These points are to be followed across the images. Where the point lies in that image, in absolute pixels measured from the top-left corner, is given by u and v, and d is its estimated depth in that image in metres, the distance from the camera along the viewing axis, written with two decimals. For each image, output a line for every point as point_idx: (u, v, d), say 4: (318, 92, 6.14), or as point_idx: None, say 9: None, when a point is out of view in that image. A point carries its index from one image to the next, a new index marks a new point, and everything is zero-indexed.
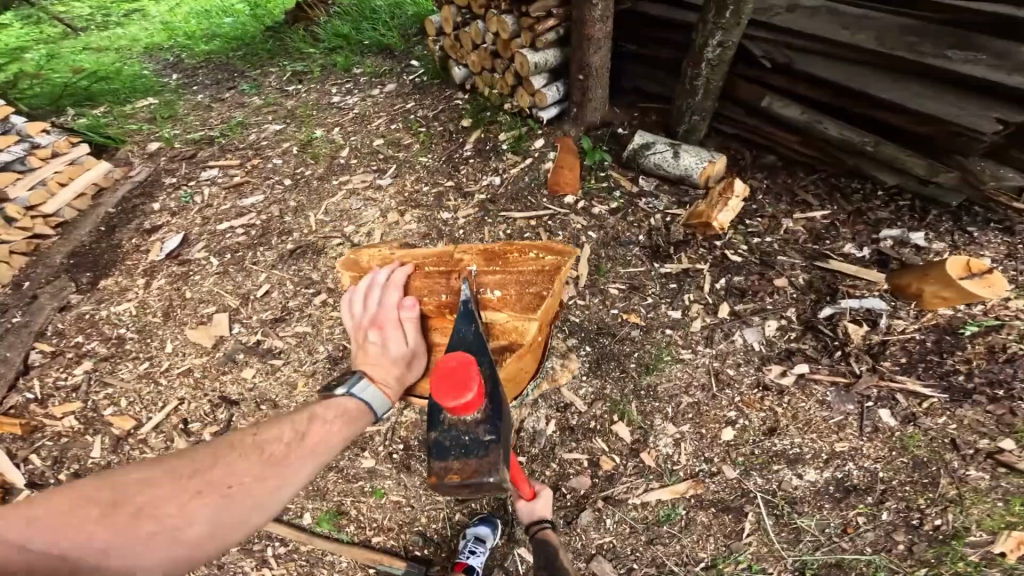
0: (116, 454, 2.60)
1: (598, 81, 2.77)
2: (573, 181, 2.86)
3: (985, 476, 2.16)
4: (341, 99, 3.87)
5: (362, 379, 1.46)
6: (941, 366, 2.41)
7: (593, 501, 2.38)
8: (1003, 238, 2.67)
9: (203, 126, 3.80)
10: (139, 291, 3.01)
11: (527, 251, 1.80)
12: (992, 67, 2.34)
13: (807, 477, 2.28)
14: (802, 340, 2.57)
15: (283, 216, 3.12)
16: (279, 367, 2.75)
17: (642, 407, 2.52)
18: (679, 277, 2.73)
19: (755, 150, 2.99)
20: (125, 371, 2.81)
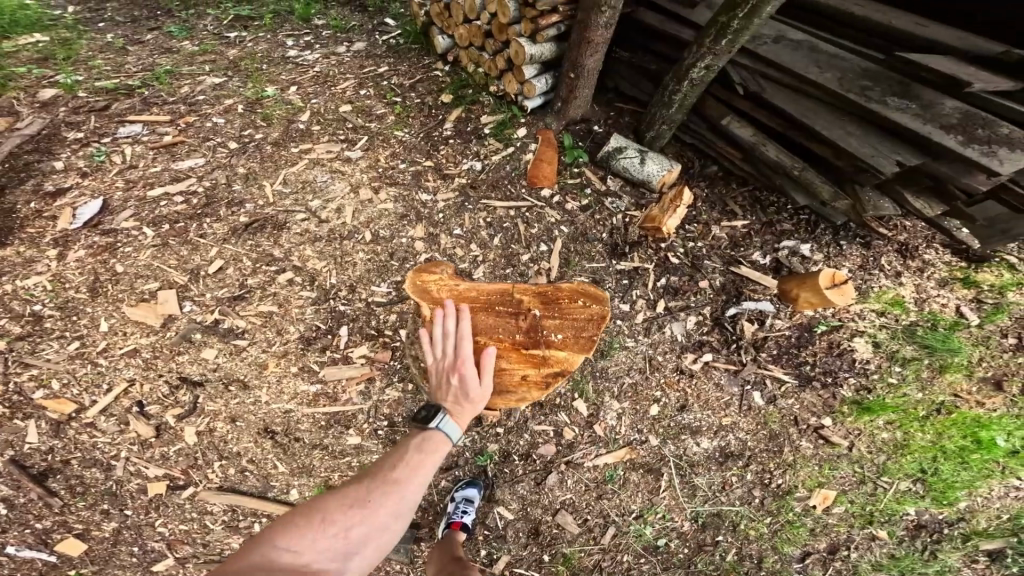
0: (59, 439, 2.44)
1: (586, 82, 2.89)
2: (551, 175, 3.01)
3: (811, 446, 3.00)
4: (297, 54, 3.53)
5: (443, 416, 1.89)
6: (796, 358, 3.06)
7: (558, 464, 2.85)
8: (861, 250, 3.32)
9: (120, 72, 3.40)
10: (50, 263, 2.71)
11: (576, 298, 2.24)
12: (913, 115, 2.43)
13: (703, 445, 2.97)
14: (711, 333, 2.99)
15: (230, 183, 2.99)
16: (245, 348, 2.67)
17: (597, 386, 2.93)
18: (631, 273, 3.00)
19: (702, 159, 3.18)
20: (49, 352, 2.56)
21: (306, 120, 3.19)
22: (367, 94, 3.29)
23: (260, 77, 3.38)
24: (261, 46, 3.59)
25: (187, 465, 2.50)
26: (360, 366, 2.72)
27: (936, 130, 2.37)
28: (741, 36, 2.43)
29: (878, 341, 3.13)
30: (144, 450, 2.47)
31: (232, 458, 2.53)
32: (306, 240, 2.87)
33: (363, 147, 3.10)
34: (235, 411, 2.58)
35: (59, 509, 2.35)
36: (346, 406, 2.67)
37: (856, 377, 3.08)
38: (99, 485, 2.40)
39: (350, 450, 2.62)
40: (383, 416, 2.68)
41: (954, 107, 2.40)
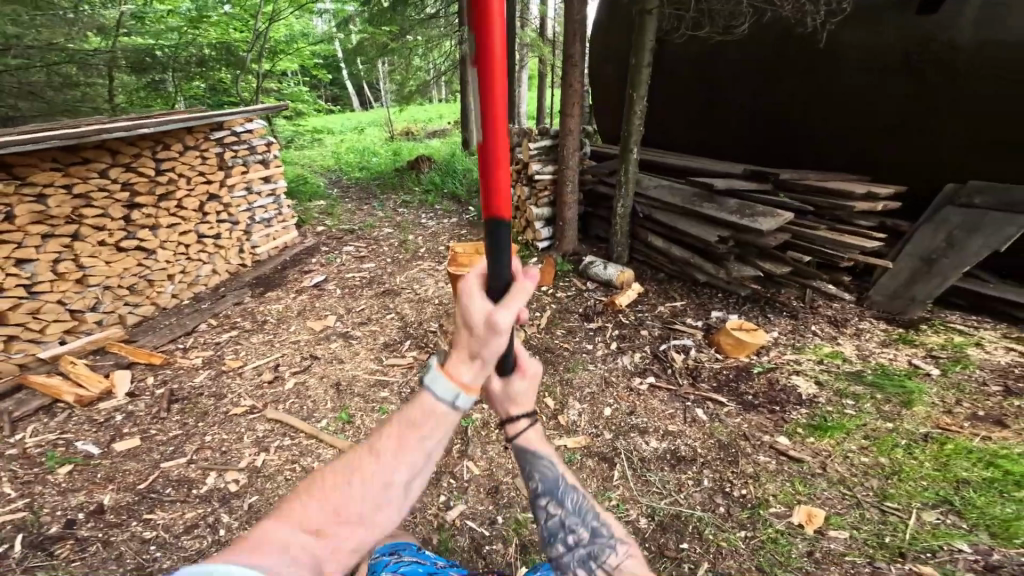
0: (218, 379, 3.88)
1: (571, 228, 4.77)
2: (550, 277, 4.55)
3: (772, 460, 3.22)
4: (426, 220, 5.81)
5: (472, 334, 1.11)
6: (738, 389, 3.69)
7: (525, 438, 3.49)
8: (790, 320, 4.18)
9: (350, 222, 5.97)
10: (286, 299, 4.65)
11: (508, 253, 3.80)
12: (716, 210, 4.15)
13: (651, 444, 3.40)
14: (652, 364, 3.89)
15: (384, 275, 4.86)
16: (354, 342, 4.12)
17: (564, 390, 3.76)
18: (597, 328, 4.16)
19: (650, 271, 4.69)
20: (256, 338, 4.25)
21: (422, 251, 5.16)
22: (454, 241, 5.23)
23: (407, 231, 5.55)
24: (410, 216, 5.92)
25: (272, 400, 3.70)
26: (406, 358, 3.97)
27: (733, 215, 4.00)
28: (625, 185, 4.45)
29: (822, 381, 3.70)
30: (258, 388, 3.79)
31: (303, 399, 3.70)
32: (408, 299, 4.51)
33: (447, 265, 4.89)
34: (332, 376, 3.84)
35: (159, 418, 3.54)
36: (389, 376, 3.83)
37: (807, 408, 3.51)
38: (209, 408, 3.65)
39: (378, 400, 3.64)
40: (409, 385, 3.76)
41: (735, 202, 4.14)
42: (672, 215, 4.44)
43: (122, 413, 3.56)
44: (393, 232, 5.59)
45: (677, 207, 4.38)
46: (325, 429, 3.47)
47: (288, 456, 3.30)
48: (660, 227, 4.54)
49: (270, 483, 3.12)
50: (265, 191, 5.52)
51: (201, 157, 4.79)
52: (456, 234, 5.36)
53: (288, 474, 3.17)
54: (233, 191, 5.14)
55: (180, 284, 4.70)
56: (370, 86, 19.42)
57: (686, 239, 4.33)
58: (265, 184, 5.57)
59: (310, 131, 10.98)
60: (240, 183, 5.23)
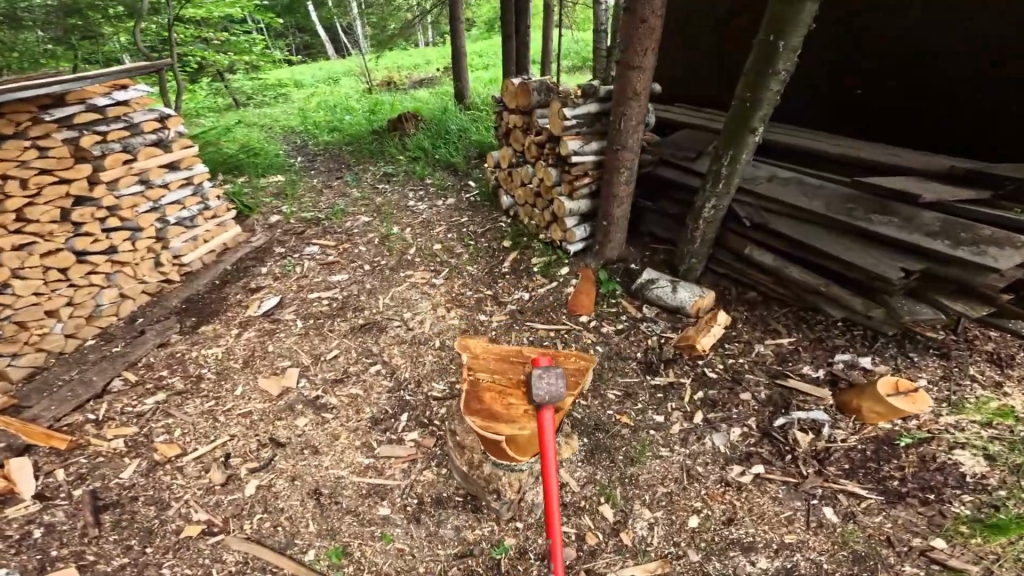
0: (147, 477, 2.77)
1: (618, 228, 3.59)
2: (588, 305, 3.47)
3: (920, 573, 2.19)
4: (415, 205, 4.62)
5: None
6: (878, 472, 2.57)
7: (575, 570, 2.51)
8: (940, 361, 3.00)
9: (316, 207, 4.77)
10: (229, 339, 3.51)
11: (570, 357, 2.44)
12: (900, 227, 2.79)
13: (759, 565, 2.37)
14: (759, 445, 2.80)
15: (360, 294, 3.78)
16: (329, 420, 3.07)
17: (625, 492, 2.76)
18: (666, 388, 3.14)
19: (738, 287, 3.49)
20: (190, 407, 3.13)
21: (412, 254, 4.04)
22: (452, 238, 4.15)
23: (391, 220, 4.43)
24: (394, 197, 4.78)
25: (231, 513, 2.64)
26: (407, 447, 2.96)
27: (925, 237, 2.67)
28: (734, 179, 3.12)
29: (992, 453, 2.52)
30: (206, 494, 2.71)
31: (274, 513, 2.66)
32: (395, 342, 3.44)
33: (444, 277, 3.82)
34: (298, 470, 2.83)
35: (88, 539, 2.47)
36: (386, 480, 2.82)
37: (973, 494, 2.40)
38: (145, 521, 2.57)
39: (377, 519, 2.66)
40: (416, 494, 2.78)
41: (934, 217, 2.76)
42: (808, 226, 3.13)
43: (40, 526, 2.51)
44: (371, 224, 4.43)
45: (818, 212, 3.08)
46: (319, 566, 2.47)
47: None
48: (784, 239, 3.24)
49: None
50: (170, 181, 3.94)
51: (35, 148, 3.17)
52: (455, 227, 4.27)
53: None
54: (117, 188, 3.59)
55: (72, 321, 3.39)
56: (349, 26, 17.99)
57: (823, 261, 3.02)
58: (173, 171, 4.00)
59: (269, 91, 9.45)
60: (128, 177, 3.64)
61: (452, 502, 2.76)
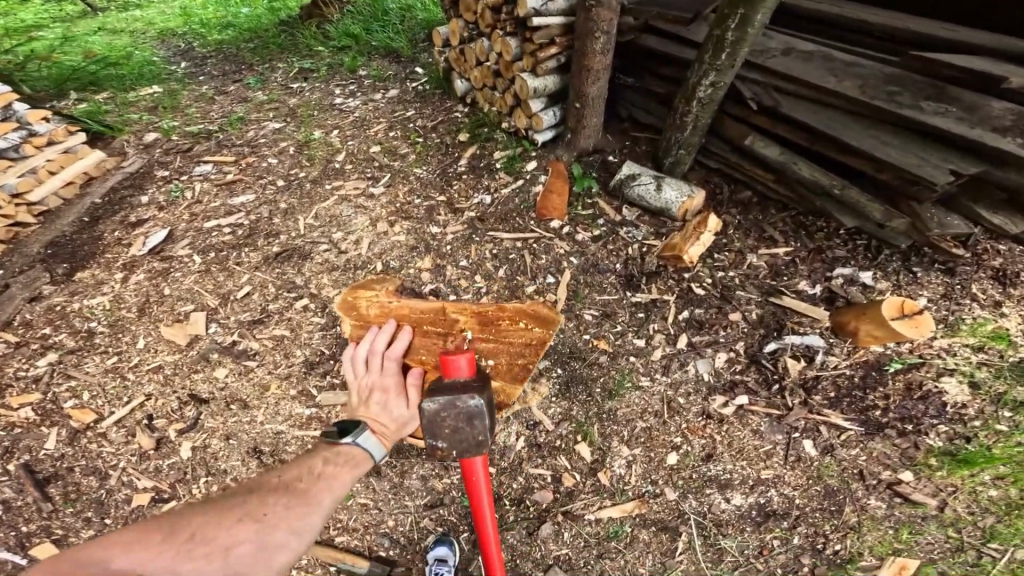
0: (72, 446, 2.53)
1: (593, 110, 2.94)
2: (561, 207, 2.98)
3: (882, 505, 2.35)
4: (343, 102, 3.77)
5: (364, 432, 1.90)
6: (862, 401, 2.57)
7: (554, 514, 2.53)
8: (942, 278, 2.83)
9: (205, 118, 3.88)
10: (114, 285, 2.99)
11: (516, 320, 2.31)
12: (959, 120, 2.50)
13: (733, 501, 2.46)
14: (745, 372, 2.71)
15: (272, 217, 3.20)
16: (253, 368, 2.74)
17: (603, 428, 2.64)
18: (648, 306, 2.85)
19: (733, 186, 3.18)
20: (91, 365, 2.74)
21: (341, 160, 3.39)
22: (395, 136, 3.43)
23: (310, 121, 3.66)
24: (315, 95, 3.88)
25: (176, 478, 2.47)
26: None
27: (989, 133, 2.42)
28: (742, 47, 2.50)
29: (976, 380, 2.54)
30: (141, 460, 2.50)
31: (218, 476, 2.48)
32: (326, 268, 2.98)
33: (386, 183, 3.22)
34: (230, 428, 2.59)
35: (48, 514, 2.37)
36: (334, 430, 2.59)
37: (947, 425, 2.46)
38: (92, 492, 2.42)
39: None
40: None
41: (1003, 109, 2.48)
42: (833, 114, 2.77)
43: None
44: (283, 130, 3.65)
45: (854, 97, 2.68)
46: None
47: None
48: (798, 129, 2.87)
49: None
50: None
51: None
52: (399, 123, 3.46)
53: None
54: None
55: None
56: None
57: (846, 157, 2.74)
58: None
59: None
60: None
61: (415, 451, 2.67)
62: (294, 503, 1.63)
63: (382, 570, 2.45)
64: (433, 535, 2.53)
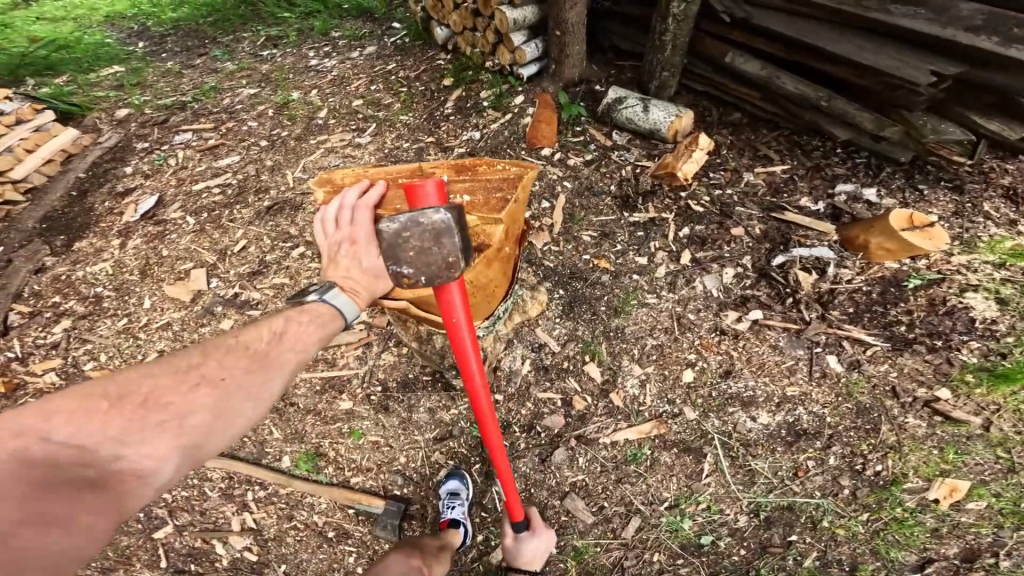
0: None
1: (575, 36, 2.83)
2: (550, 134, 2.88)
3: (922, 424, 2.27)
4: (318, 63, 3.62)
5: (333, 288, 1.47)
6: (884, 317, 2.51)
7: (567, 439, 2.47)
8: (951, 195, 2.77)
9: (176, 90, 3.79)
10: (114, 252, 3.01)
11: (496, 163, 1.76)
12: (931, 21, 2.41)
13: (761, 420, 2.39)
14: (756, 287, 2.64)
15: (259, 175, 3.11)
16: (257, 317, 2.73)
17: (612, 347, 2.58)
18: (646, 225, 2.77)
19: (721, 108, 3.11)
20: (103, 328, 2.78)
21: (323, 117, 3.21)
22: (377, 89, 3.19)
23: (286, 86, 3.52)
24: (288, 59, 3.75)
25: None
26: (358, 331, 2.78)
27: (960, 33, 2.36)
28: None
29: (1003, 297, 2.48)
30: None
31: None
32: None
33: (372, 134, 3.05)
34: None
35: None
36: (342, 370, 2.70)
37: (979, 340, 2.39)
38: None
39: (342, 416, 2.60)
40: (378, 381, 2.66)
41: (974, 7, 2.34)
42: (805, 23, 2.70)
43: None
44: (260, 96, 3.53)
45: (821, 6, 2.60)
46: (297, 473, 2.53)
47: (278, 510, 2.47)
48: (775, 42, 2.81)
49: (283, 546, 2.41)
50: None
51: None
52: (378, 75, 3.23)
53: (295, 536, 2.42)
54: None
55: None
56: None
57: (828, 69, 2.71)
58: None
59: None
60: None
61: (422, 385, 2.63)
62: (253, 367, 1.31)
63: (397, 507, 2.39)
64: (445, 467, 2.49)
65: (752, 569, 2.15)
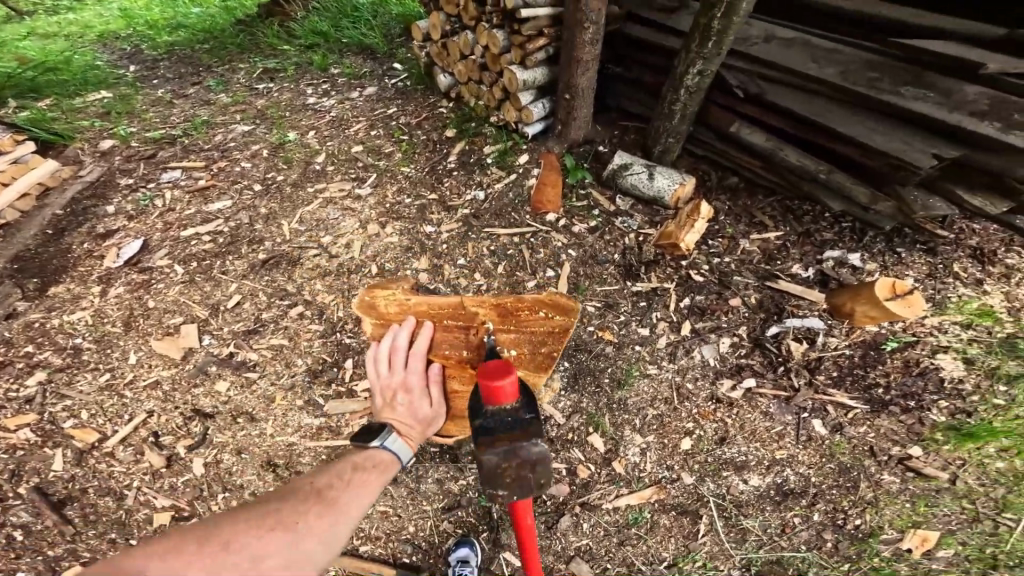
0: (82, 468, 2.49)
1: (584, 101, 2.76)
2: (555, 199, 2.92)
3: (896, 480, 2.44)
4: (315, 101, 3.62)
5: (391, 434, 1.75)
6: (864, 380, 2.66)
7: (571, 506, 2.58)
8: (926, 258, 2.96)
9: (166, 123, 3.68)
10: (94, 299, 2.87)
11: (535, 310, 2.03)
12: (940, 105, 2.53)
13: (751, 482, 2.51)
14: (751, 355, 2.75)
15: (252, 223, 3.06)
16: (255, 381, 2.69)
17: (614, 419, 2.69)
18: (649, 295, 2.86)
19: (720, 172, 3.21)
20: (84, 384, 2.67)
21: (321, 161, 3.26)
22: (378, 135, 3.33)
23: (283, 123, 3.51)
24: (285, 94, 3.73)
25: (192, 496, 2.45)
26: (363, 399, 2.64)
27: (966, 119, 2.48)
28: (727, 36, 2.39)
29: (969, 357, 2.67)
30: (155, 480, 2.47)
31: (235, 490, 2.46)
32: (317, 275, 2.90)
33: (371, 186, 3.03)
34: (239, 443, 2.56)
35: (70, 536, 2.35)
36: (344, 439, 2.58)
37: (947, 400, 2.58)
38: (110, 513, 2.40)
39: (347, 486, 2.58)
40: (384, 452, 2.64)
41: (979, 92, 2.50)
42: (817, 102, 2.80)
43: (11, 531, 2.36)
44: (254, 133, 3.50)
45: (835, 85, 2.71)
46: None
47: None
48: (787, 116, 2.89)
49: None
50: None
51: None
52: (379, 121, 3.36)
53: None
54: None
55: None
56: None
57: (836, 146, 2.78)
58: None
59: None
60: None
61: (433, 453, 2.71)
62: (323, 511, 1.46)
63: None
64: (452, 536, 2.57)
65: None
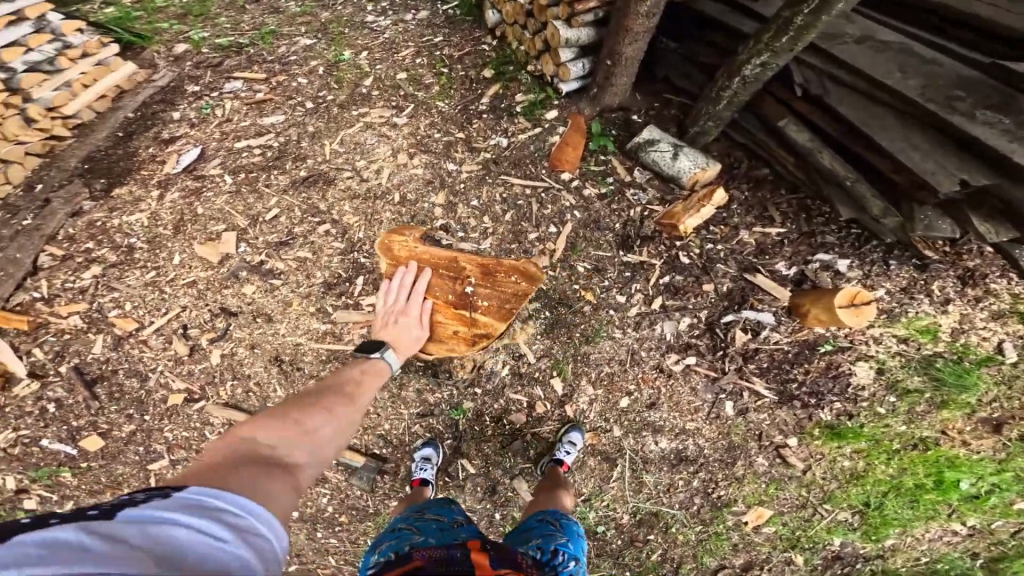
0: (117, 351, 2.89)
1: (624, 70, 2.84)
2: (573, 159, 3.00)
3: (765, 463, 2.97)
4: (374, 20, 3.63)
5: (390, 351, 2.39)
6: (785, 373, 2.99)
7: (524, 433, 3.08)
8: (911, 271, 3.03)
9: (236, 30, 3.77)
10: (151, 203, 3.14)
11: (509, 274, 2.70)
12: (1004, 132, 2.43)
13: (660, 444, 3.01)
14: (700, 337, 3.02)
15: (300, 140, 3.23)
16: (278, 287, 2.94)
17: (576, 368, 3.04)
18: (635, 267, 3.03)
19: (747, 164, 3.26)
20: (132, 278, 2.99)
21: (368, 85, 3.34)
22: (422, 63, 3.35)
23: (341, 40, 3.55)
24: (348, 8, 3.74)
25: (206, 380, 2.87)
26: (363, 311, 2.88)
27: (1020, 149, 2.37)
28: (805, 34, 2.28)
29: (884, 368, 2.97)
30: (177, 365, 2.86)
31: (242, 379, 2.86)
32: (347, 197, 3.05)
33: (407, 115, 3.19)
34: (255, 339, 2.89)
35: (95, 410, 2.83)
36: (346, 344, 2.85)
37: (841, 403, 2.96)
38: (134, 392, 2.85)
39: None
40: None
41: None
42: (878, 112, 2.74)
43: (52, 402, 2.84)
44: (315, 48, 3.56)
45: (908, 97, 2.60)
46: None
47: None
48: (842, 121, 2.84)
49: None
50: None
51: None
52: (425, 50, 3.38)
53: None
54: None
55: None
56: None
57: (874, 157, 2.78)
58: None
59: None
60: None
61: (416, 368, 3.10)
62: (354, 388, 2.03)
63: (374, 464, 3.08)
64: (418, 438, 3.10)
65: (620, 556, 3.04)
